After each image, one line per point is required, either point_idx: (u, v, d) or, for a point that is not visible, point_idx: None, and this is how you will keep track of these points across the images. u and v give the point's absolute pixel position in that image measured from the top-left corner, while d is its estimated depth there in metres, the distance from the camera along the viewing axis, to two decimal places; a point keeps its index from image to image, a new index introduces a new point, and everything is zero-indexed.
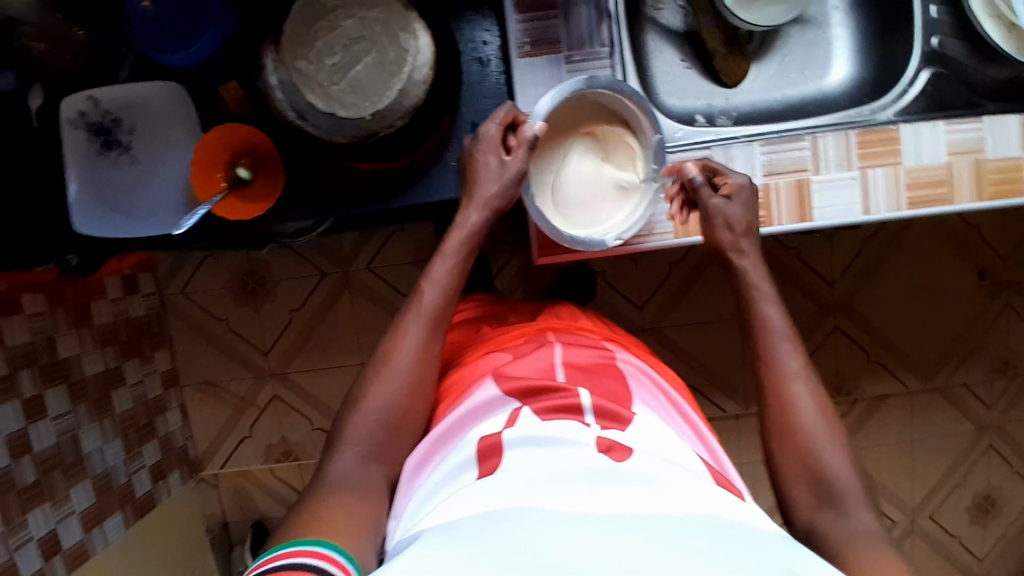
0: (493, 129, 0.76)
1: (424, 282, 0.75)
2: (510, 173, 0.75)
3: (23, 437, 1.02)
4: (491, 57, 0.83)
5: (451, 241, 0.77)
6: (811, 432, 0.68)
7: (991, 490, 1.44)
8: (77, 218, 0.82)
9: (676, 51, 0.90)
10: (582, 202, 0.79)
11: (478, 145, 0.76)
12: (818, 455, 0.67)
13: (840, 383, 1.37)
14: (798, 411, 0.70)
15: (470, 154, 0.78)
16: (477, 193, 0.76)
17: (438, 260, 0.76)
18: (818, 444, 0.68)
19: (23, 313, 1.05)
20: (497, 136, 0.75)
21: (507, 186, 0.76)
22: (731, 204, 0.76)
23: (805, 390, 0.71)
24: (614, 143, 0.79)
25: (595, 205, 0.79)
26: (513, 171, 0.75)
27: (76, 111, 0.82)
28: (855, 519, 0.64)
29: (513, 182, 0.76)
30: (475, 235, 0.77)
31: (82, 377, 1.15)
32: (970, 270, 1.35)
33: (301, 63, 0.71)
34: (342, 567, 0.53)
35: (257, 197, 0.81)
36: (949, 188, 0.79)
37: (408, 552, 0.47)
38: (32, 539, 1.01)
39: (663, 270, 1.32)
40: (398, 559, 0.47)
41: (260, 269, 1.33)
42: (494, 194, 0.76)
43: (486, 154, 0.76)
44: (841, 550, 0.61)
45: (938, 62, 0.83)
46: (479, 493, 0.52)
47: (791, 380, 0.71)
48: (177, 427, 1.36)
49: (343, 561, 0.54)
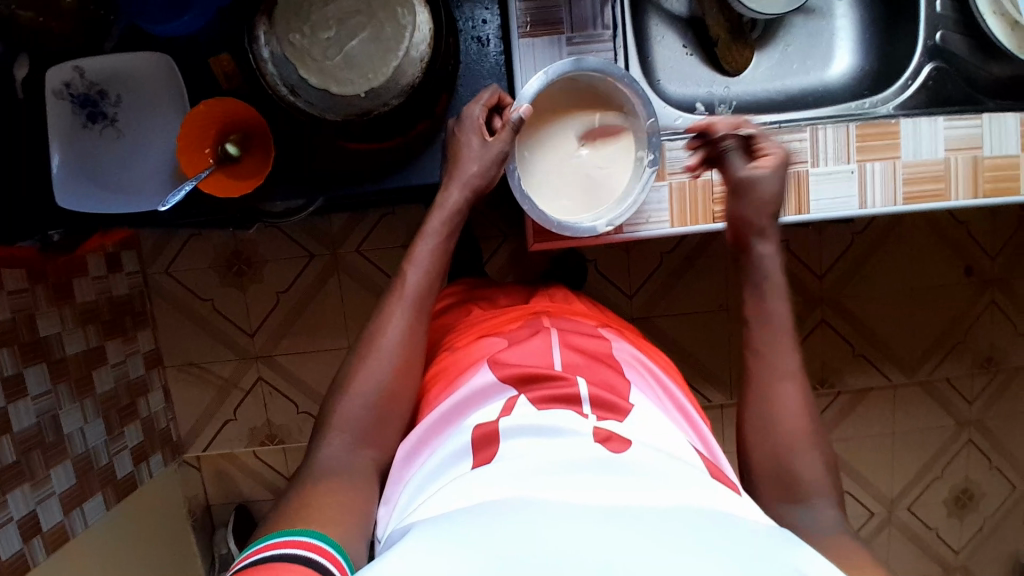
0: (477, 111, 0.75)
1: (407, 265, 0.73)
2: (492, 153, 0.74)
3: (3, 416, 1.00)
4: (491, 36, 0.81)
5: (430, 222, 0.75)
6: (786, 429, 0.68)
7: (969, 484, 1.47)
8: (60, 192, 0.80)
9: (679, 37, 0.88)
10: (563, 193, 0.78)
11: (461, 126, 0.76)
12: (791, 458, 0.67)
13: (825, 376, 1.39)
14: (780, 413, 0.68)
15: (454, 134, 0.77)
16: (457, 171, 0.75)
17: (421, 241, 0.75)
18: (790, 426, 0.68)
19: (4, 290, 1.02)
20: (479, 118, 0.75)
21: (487, 166, 0.74)
22: (764, 173, 0.74)
23: (790, 394, 0.69)
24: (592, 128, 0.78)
25: (578, 196, 0.78)
26: (495, 152, 0.74)
27: (60, 81, 0.79)
28: (821, 514, 0.64)
29: (494, 162, 0.74)
30: (454, 216, 0.75)
31: (64, 357, 1.13)
32: (957, 267, 1.37)
33: (295, 35, 0.69)
34: (338, 565, 0.52)
35: (246, 175, 0.79)
36: (945, 184, 0.80)
37: (405, 540, 0.45)
38: (10, 520, 0.99)
39: (656, 260, 1.32)
40: (393, 549, 0.44)
41: (247, 250, 1.31)
42: (474, 173, 0.74)
43: (468, 135, 0.75)
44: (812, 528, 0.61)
45: (940, 57, 0.83)
46: (476, 485, 0.51)
47: (776, 382, 0.70)
48: (160, 408, 1.34)
49: (336, 555, 0.53)
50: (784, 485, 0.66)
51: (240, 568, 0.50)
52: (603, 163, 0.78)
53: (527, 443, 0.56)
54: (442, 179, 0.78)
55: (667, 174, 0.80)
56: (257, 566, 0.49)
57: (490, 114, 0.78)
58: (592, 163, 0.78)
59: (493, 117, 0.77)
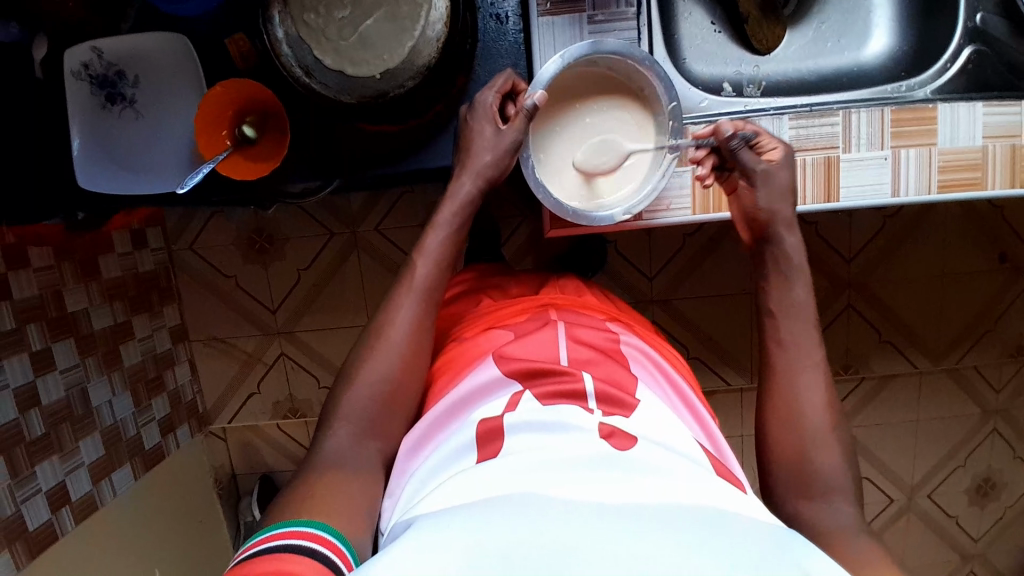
0: (490, 97, 0.73)
1: (417, 255, 0.73)
2: (505, 143, 0.73)
3: (32, 390, 1.04)
4: (509, 14, 0.78)
5: (442, 212, 0.75)
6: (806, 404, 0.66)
7: (991, 474, 1.44)
8: (82, 174, 0.80)
9: (706, 13, 0.85)
10: (577, 182, 0.76)
11: (474, 113, 0.74)
12: (810, 430, 0.65)
13: (848, 361, 1.36)
14: (798, 382, 0.67)
15: (466, 121, 0.75)
16: (470, 160, 0.74)
17: (430, 232, 0.74)
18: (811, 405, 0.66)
19: (30, 267, 1.04)
20: (493, 104, 0.73)
21: (501, 155, 0.73)
22: (776, 170, 0.73)
23: (808, 362, 0.68)
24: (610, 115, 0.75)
25: (592, 186, 0.76)
26: (508, 140, 0.73)
27: (79, 62, 0.79)
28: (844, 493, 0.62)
29: (508, 152, 0.73)
30: (467, 206, 0.75)
31: (91, 332, 1.16)
32: (990, 253, 1.32)
33: (310, 16, 0.69)
34: (342, 558, 0.53)
35: (263, 158, 0.79)
36: (982, 172, 0.76)
37: (404, 538, 0.45)
38: (40, 490, 1.04)
39: (677, 242, 1.29)
40: (394, 546, 0.44)
41: (268, 227, 1.32)
42: (487, 163, 0.73)
43: (480, 122, 0.73)
44: (828, 527, 0.60)
45: (980, 40, 0.78)
46: (482, 479, 0.51)
47: (795, 349, 0.69)
48: (187, 380, 1.38)
49: (341, 548, 0.53)
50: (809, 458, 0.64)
51: (243, 557, 0.51)
52: (619, 154, 0.76)
53: (532, 439, 0.56)
54: (454, 167, 0.77)
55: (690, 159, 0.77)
56: (263, 556, 0.49)
57: (504, 100, 0.76)
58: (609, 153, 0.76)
59: (507, 103, 0.76)
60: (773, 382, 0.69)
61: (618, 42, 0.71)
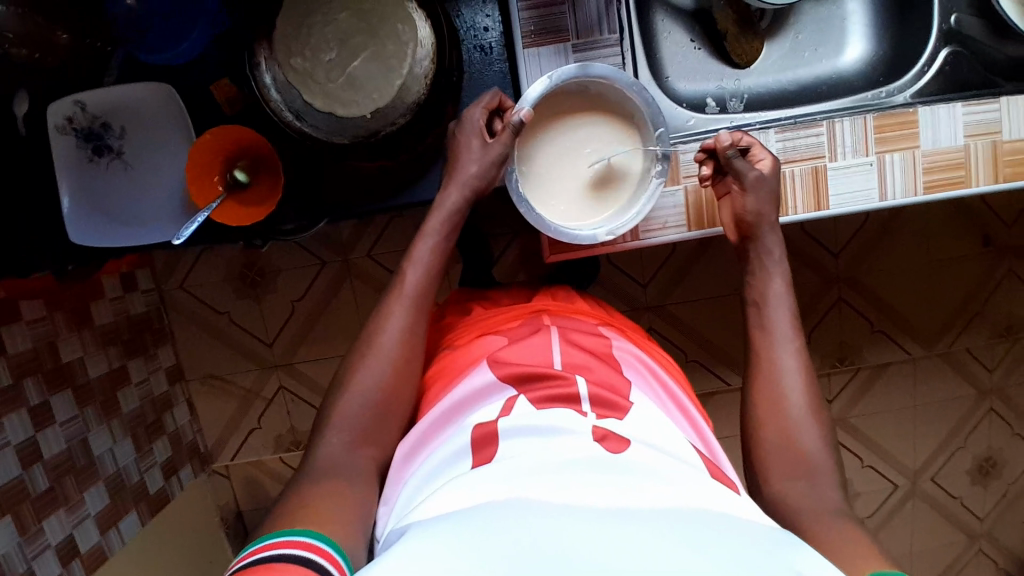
0: (477, 114, 0.76)
1: (407, 262, 0.74)
2: (493, 154, 0.74)
3: (33, 445, 1.02)
4: (493, 44, 0.80)
5: (430, 221, 0.76)
6: (793, 412, 0.68)
7: (991, 453, 1.46)
8: (75, 231, 0.79)
9: (686, 32, 0.86)
10: (559, 198, 0.77)
11: (462, 128, 0.76)
12: (795, 434, 0.67)
13: (843, 353, 1.38)
14: (783, 393, 0.69)
15: (454, 136, 0.77)
16: (457, 172, 0.76)
17: (419, 241, 0.76)
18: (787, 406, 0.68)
19: (23, 320, 1.03)
20: (480, 121, 0.75)
21: (487, 167, 0.75)
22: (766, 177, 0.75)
23: (791, 368, 0.71)
24: (597, 137, 0.76)
25: (573, 203, 0.77)
26: (494, 153, 0.74)
27: (63, 117, 0.78)
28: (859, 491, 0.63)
29: (495, 163, 0.75)
30: (455, 215, 0.77)
31: (87, 381, 1.14)
32: (973, 238, 1.35)
33: (296, 60, 0.69)
34: (337, 565, 0.50)
35: (257, 201, 0.79)
36: (965, 171, 0.78)
37: (397, 545, 0.44)
38: (49, 546, 1.02)
39: (668, 248, 1.31)
40: (388, 552, 0.44)
41: (259, 260, 1.31)
42: (473, 174, 0.75)
43: (468, 136, 0.75)
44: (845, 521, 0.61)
45: (956, 41, 0.80)
46: (493, 479, 0.51)
47: (779, 356, 0.72)
48: (186, 421, 1.36)
49: (336, 557, 0.51)
50: (816, 460, 0.65)
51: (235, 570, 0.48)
52: (603, 175, 0.77)
53: (526, 442, 0.56)
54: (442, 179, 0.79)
55: (682, 176, 0.79)
56: (253, 568, 0.47)
57: (491, 117, 0.78)
58: (592, 172, 0.77)
59: (494, 119, 0.78)
60: (757, 385, 0.71)
61: (607, 67, 0.73)
